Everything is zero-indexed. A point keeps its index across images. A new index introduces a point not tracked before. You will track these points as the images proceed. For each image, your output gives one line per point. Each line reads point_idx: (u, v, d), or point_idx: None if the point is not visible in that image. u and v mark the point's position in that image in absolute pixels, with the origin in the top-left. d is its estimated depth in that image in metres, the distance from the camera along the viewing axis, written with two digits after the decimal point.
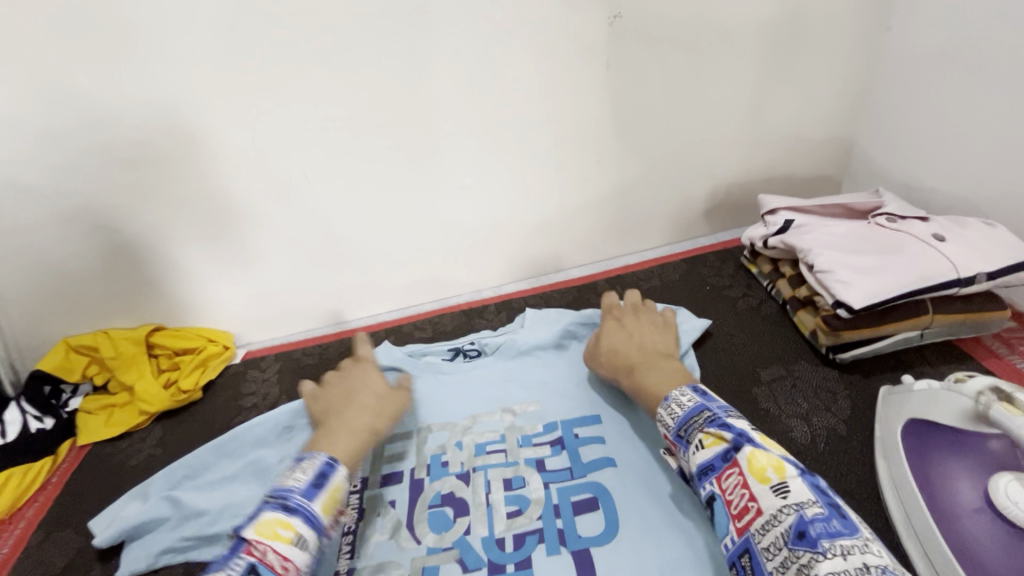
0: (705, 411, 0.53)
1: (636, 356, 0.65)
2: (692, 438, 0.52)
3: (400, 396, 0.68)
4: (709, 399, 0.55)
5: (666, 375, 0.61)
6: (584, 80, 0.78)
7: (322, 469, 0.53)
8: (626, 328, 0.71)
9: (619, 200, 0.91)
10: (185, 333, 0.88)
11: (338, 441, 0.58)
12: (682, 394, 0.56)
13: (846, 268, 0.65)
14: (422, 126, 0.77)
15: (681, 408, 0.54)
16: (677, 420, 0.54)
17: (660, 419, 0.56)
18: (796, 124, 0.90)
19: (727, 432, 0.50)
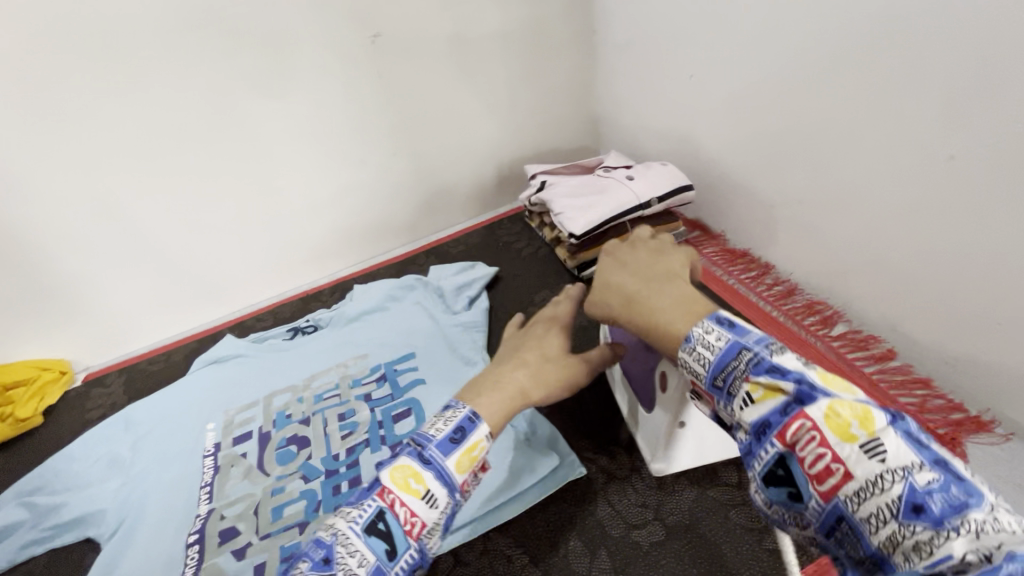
0: (744, 350, 0.40)
1: (632, 286, 0.52)
2: (736, 388, 0.40)
3: (561, 365, 0.57)
4: (760, 342, 0.40)
5: (677, 304, 0.47)
6: (363, 89, 0.94)
7: (461, 423, 0.46)
8: (620, 263, 0.57)
9: (420, 184, 1.09)
10: (14, 366, 0.90)
11: (493, 392, 0.51)
12: (706, 331, 0.42)
13: (572, 209, 0.90)
14: (224, 140, 0.88)
15: (711, 351, 0.41)
16: (710, 367, 0.41)
17: (684, 364, 0.43)
18: (548, 107, 1.15)
19: (784, 380, 0.37)
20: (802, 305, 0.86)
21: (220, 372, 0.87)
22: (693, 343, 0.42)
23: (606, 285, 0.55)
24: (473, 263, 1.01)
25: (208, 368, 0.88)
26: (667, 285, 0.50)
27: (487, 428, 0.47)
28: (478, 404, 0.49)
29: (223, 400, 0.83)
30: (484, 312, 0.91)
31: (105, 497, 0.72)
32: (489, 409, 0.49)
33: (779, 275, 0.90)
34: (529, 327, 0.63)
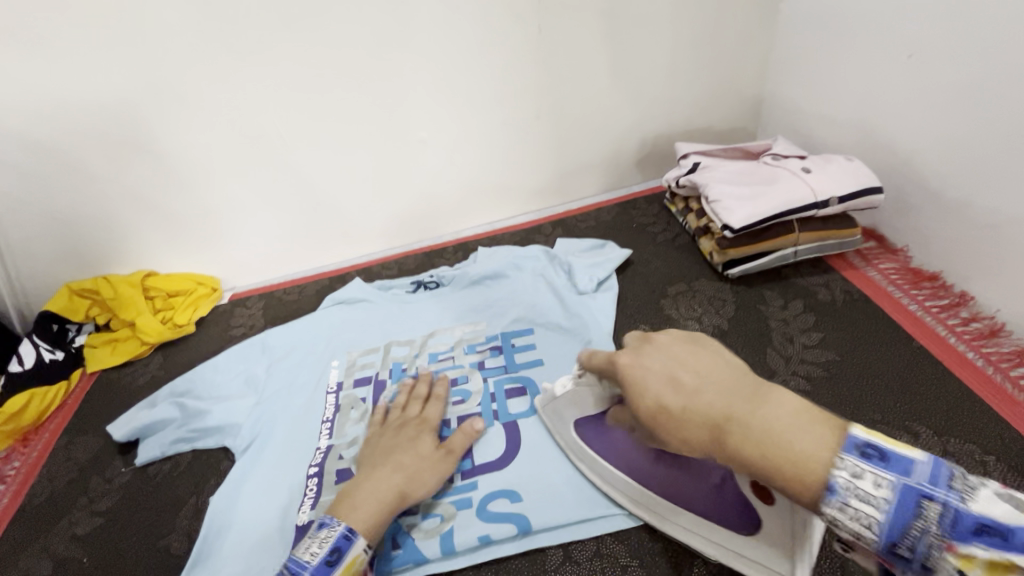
0: (927, 502, 0.33)
1: (718, 410, 0.43)
2: (934, 560, 0.32)
3: (427, 476, 0.61)
4: (938, 482, 0.33)
5: (791, 423, 0.38)
6: (522, 41, 0.89)
7: (337, 544, 0.52)
8: (673, 373, 0.48)
9: (559, 151, 1.04)
10: (177, 277, 0.99)
11: (368, 502, 0.56)
12: (854, 476, 0.35)
13: (731, 197, 0.80)
14: (381, 85, 0.88)
15: (883, 513, 0.33)
16: (882, 529, 0.33)
17: (832, 520, 0.35)
18: (711, 81, 1.03)
19: (1010, 551, 0.31)
20: (1010, 352, 0.69)
21: (346, 314, 0.90)
22: (844, 495, 0.34)
23: (669, 411, 0.46)
24: (604, 243, 0.95)
25: (337, 308, 0.91)
26: (760, 406, 0.40)
27: (364, 543, 0.54)
28: (357, 519, 0.55)
29: (348, 342, 0.86)
30: (613, 298, 0.84)
31: (242, 413, 0.77)
32: (364, 525, 0.55)
33: (978, 310, 0.74)
34: (399, 425, 0.67)
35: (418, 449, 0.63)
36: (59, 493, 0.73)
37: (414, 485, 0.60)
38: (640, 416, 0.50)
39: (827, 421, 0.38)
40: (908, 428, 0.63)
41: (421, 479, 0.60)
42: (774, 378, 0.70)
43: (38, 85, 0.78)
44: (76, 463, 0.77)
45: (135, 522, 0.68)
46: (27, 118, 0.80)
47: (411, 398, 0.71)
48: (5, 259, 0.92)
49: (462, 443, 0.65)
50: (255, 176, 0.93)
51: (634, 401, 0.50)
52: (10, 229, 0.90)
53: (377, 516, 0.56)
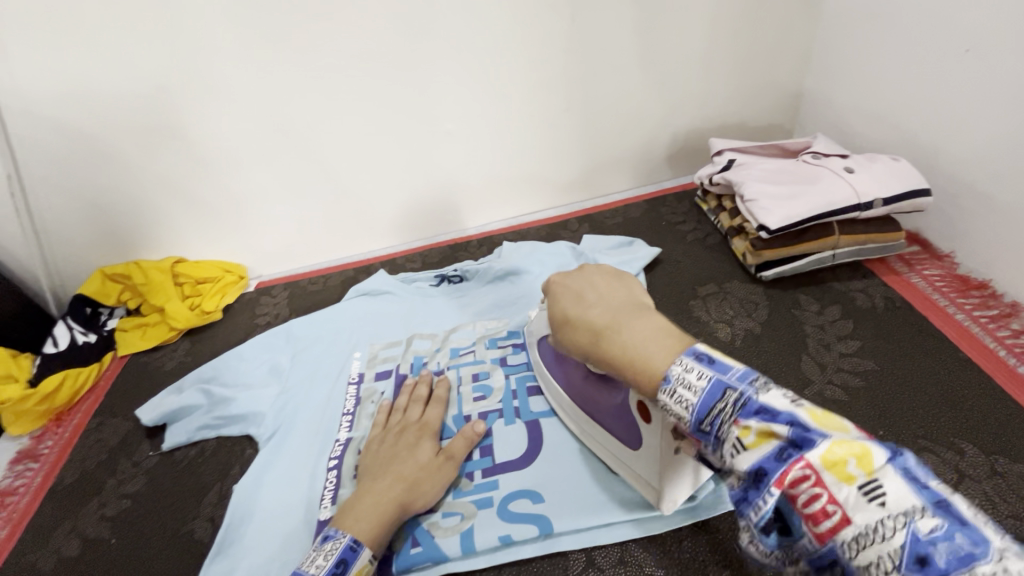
0: (728, 390, 0.36)
1: (604, 320, 0.47)
2: (723, 433, 0.36)
3: (427, 483, 0.60)
4: (743, 378, 0.37)
5: (648, 337, 0.42)
6: (554, 32, 0.87)
7: (343, 555, 0.52)
8: (579, 296, 0.52)
9: (587, 146, 1.02)
10: (205, 264, 1.01)
11: (370, 512, 0.56)
12: (686, 369, 0.38)
13: (768, 197, 0.77)
14: (409, 75, 0.87)
15: (693, 394, 0.37)
16: (694, 412, 0.37)
17: (665, 406, 0.39)
18: (747, 75, 0.99)
19: (775, 423, 0.34)
20: None
21: (369, 305, 0.90)
22: (675, 384, 0.38)
23: (571, 319, 0.50)
24: (631, 240, 0.93)
25: (360, 299, 0.91)
26: (630, 320, 0.45)
27: (369, 554, 0.53)
28: (359, 529, 0.54)
29: (371, 334, 0.86)
30: None
31: (266, 402, 0.78)
32: (369, 536, 0.54)
33: None
34: (398, 430, 0.66)
35: (416, 455, 0.62)
36: (90, 474, 0.75)
37: (412, 492, 0.59)
38: (553, 327, 0.54)
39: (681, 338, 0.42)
40: (953, 444, 0.59)
41: (420, 487, 0.59)
42: (808, 387, 0.67)
43: (74, 72, 0.79)
44: (106, 445, 0.79)
45: (161, 506, 0.69)
46: (63, 105, 0.81)
47: (411, 401, 0.71)
48: (41, 243, 0.94)
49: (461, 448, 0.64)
50: (282, 166, 0.93)
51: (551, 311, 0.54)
52: (46, 214, 0.92)
53: (379, 524, 0.56)
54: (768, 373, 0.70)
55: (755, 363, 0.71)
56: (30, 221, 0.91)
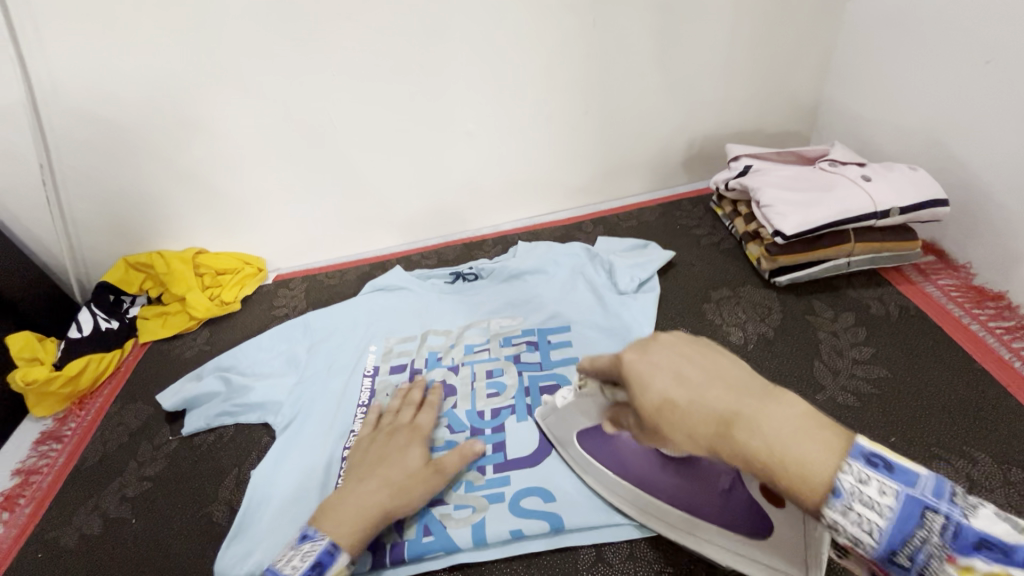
0: (928, 512, 0.34)
1: (725, 406, 0.40)
2: (931, 570, 0.34)
3: (415, 491, 0.59)
4: (938, 494, 0.34)
5: (800, 433, 0.37)
6: (575, 36, 0.88)
7: (320, 557, 0.52)
8: (670, 369, 0.44)
9: (604, 148, 1.03)
10: (226, 255, 1.03)
11: (354, 513, 0.56)
12: (863, 481, 0.35)
13: (784, 203, 0.78)
14: (431, 75, 0.88)
15: (885, 517, 0.34)
16: (884, 537, 0.34)
17: (834, 524, 0.35)
18: (766, 81, 1.00)
19: (1003, 559, 0.32)
20: None
21: (386, 300, 0.92)
22: (848, 499, 0.35)
23: (678, 404, 0.42)
24: (646, 243, 0.94)
25: (377, 294, 0.93)
26: (756, 408, 0.39)
27: (347, 557, 0.53)
28: (342, 532, 0.54)
29: (387, 328, 0.87)
30: (654, 300, 0.83)
31: (283, 391, 0.80)
32: (350, 540, 0.54)
33: None
34: (389, 433, 0.66)
35: (404, 462, 0.61)
36: (112, 455, 0.77)
37: (396, 497, 0.58)
38: (639, 411, 0.46)
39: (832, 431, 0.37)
40: (964, 453, 0.60)
41: (406, 493, 0.59)
42: (820, 392, 0.68)
43: (107, 67, 0.81)
44: (127, 429, 0.81)
45: (180, 489, 0.71)
46: (95, 98, 0.83)
47: (405, 404, 0.71)
48: (68, 230, 0.96)
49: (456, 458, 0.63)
50: (305, 163, 0.95)
51: (635, 394, 0.46)
52: (74, 202, 0.94)
53: (361, 529, 0.55)
54: (781, 378, 0.70)
55: (767, 367, 0.72)
56: (59, 209, 0.94)
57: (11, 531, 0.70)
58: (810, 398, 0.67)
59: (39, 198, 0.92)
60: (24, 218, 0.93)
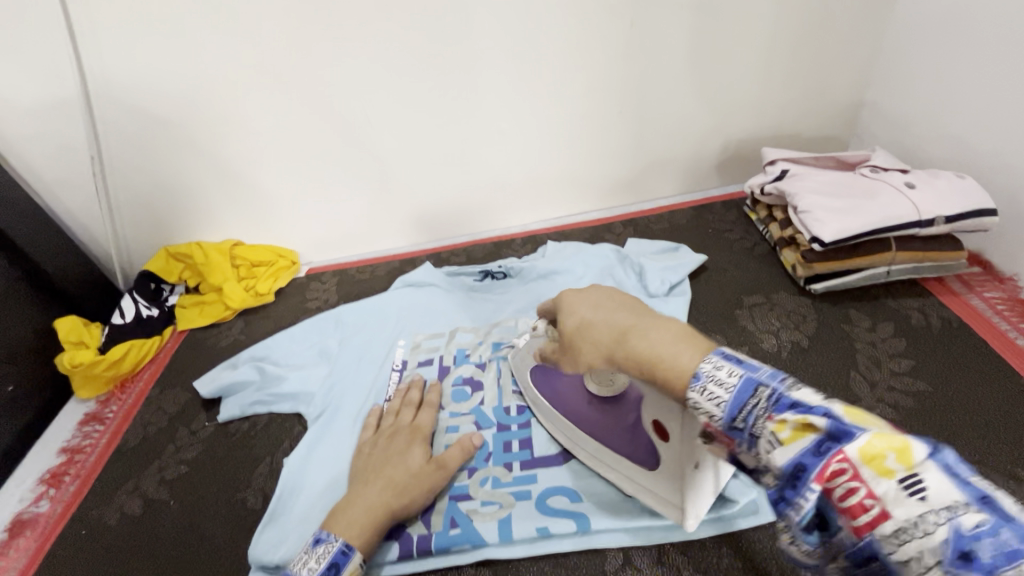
0: (757, 383, 0.35)
1: (627, 320, 0.43)
2: (758, 428, 0.35)
3: (418, 490, 0.60)
4: (774, 376, 0.36)
5: (672, 337, 0.39)
6: (611, 36, 0.88)
7: (335, 559, 0.53)
8: (594, 304, 0.47)
9: (637, 150, 1.02)
10: (261, 248, 1.05)
11: (362, 514, 0.57)
12: (712, 362, 0.37)
13: (823, 208, 0.76)
14: (467, 75, 0.89)
15: (719, 386, 0.36)
16: (726, 409, 0.36)
17: (693, 404, 0.37)
18: (806, 84, 0.98)
19: (811, 414, 0.33)
20: None
21: (415, 296, 0.93)
22: (706, 382, 0.36)
23: (592, 322, 0.45)
24: (677, 247, 0.93)
25: (407, 289, 0.94)
26: (648, 322, 0.41)
27: (359, 558, 0.54)
28: (352, 533, 0.55)
29: (416, 324, 0.88)
30: (684, 304, 0.82)
31: (315, 382, 0.81)
32: (359, 540, 0.55)
33: None
34: (391, 433, 0.67)
35: (406, 461, 0.62)
36: (151, 438, 0.80)
37: (401, 497, 0.59)
38: (563, 337, 0.49)
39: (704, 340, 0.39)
40: (1010, 473, 0.58)
41: (411, 493, 0.60)
42: (857, 404, 0.66)
43: (156, 63, 0.83)
44: (166, 413, 0.83)
45: (216, 474, 0.73)
46: (144, 92, 0.86)
47: (404, 404, 0.72)
48: (114, 220, 1.00)
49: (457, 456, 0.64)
50: (340, 159, 0.97)
51: (561, 318, 0.49)
52: (120, 193, 0.97)
53: (370, 529, 0.56)
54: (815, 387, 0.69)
55: (801, 376, 0.71)
56: (106, 199, 0.97)
57: (58, 507, 0.73)
58: None
59: (88, 188, 0.95)
60: (73, 207, 0.97)
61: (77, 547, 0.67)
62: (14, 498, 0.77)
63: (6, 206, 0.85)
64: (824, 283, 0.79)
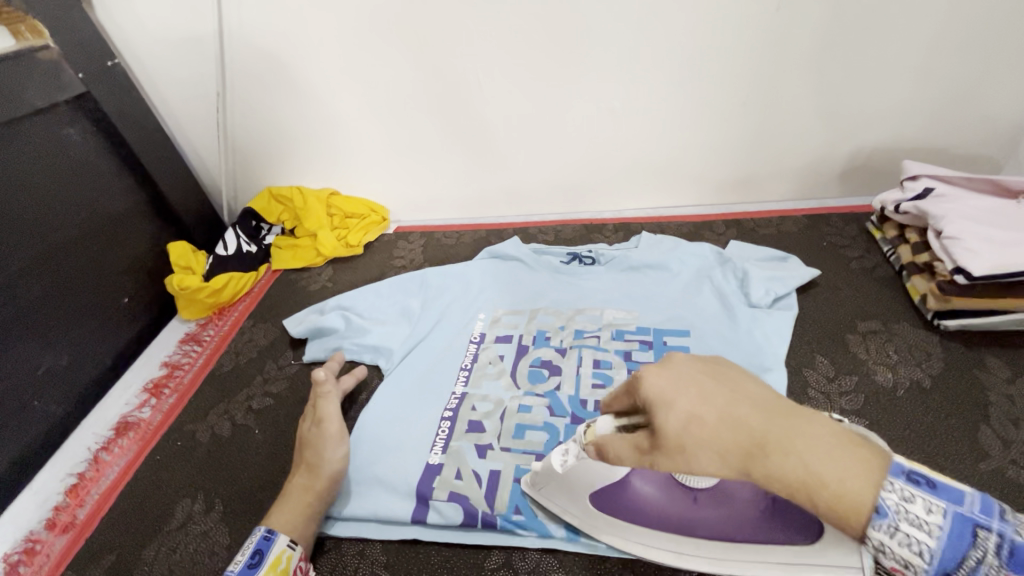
0: (982, 531, 0.31)
1: (756, 423, 0.36)
2: None
3: (317, 458, 0.62)
4: (988, 512, 0.32)
5: (828, 449, 0.34)
6: (750, 18, 0.80)
7: (257, 546, 0.54)
8: (703, 395, 0.39)
9: (753, 146, 0.94)
10: (357, 201, 1.08)
11: (282, 506, 0.60)
12: (905, 498, 0.32)
13: (975, 237, 0.68)
14: (585, 48, 0.85)
15: (932, 534, 0.32)
16: (935, 559, 0.32)
17: (878, 544, 0.33)
18: (967, 94, 0.86)
19: None
20: None
21: (500, 269, 0.91)
22: (895, 519, 0.32)
23: (705, 421, 0.38)
24: (786, 256, 0.86)
25: (492, 261, 0.93)
26: (794, 432, 0.35)
27: (286, 539, 0.56)
28: (278, 523, 0.58)
29: (496, 298, 0.87)
30: (790, 319, 0.75)
31: (396, 339, 0.82)
32: (288, 526, 0.58)
33: None
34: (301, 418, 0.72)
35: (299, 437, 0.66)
36: (243, 366, 0.84)
37: (306, 472, 0.62)
38: (657, 431, 0.41)
39: (865, 445, 0.35)
40: None
41: (311, 460, 0.62)
42: (984, 461, 0.59)
43: (285, 7, 0.85)
44: (257, 345, 0.88)
45: (297, 411, 0.76)
46: (269, 34, 0.88)
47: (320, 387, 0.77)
48: (228, 155, 1.05)
49: (332, 406, 0.66)
50: (444, 121, 0.96)
51: (654, 414, 0.41)
52: (236, 130, 1.02)
53: (296, 513, 0.59)
54: (933, 433, 0.62)
55: (915, 418, 0.64)
56: (222, 135, 1.03)
57: (157, 416, 0.80)
58: (969, 464, 0.59)
59: (210, 123, 1.01)
60: (195, 139, 1.03)
61: (171, 456, 0.73)
62: (122, 401, 0.84)
63: (140, 132, 0.91)
64: (956, 320, 0.71)
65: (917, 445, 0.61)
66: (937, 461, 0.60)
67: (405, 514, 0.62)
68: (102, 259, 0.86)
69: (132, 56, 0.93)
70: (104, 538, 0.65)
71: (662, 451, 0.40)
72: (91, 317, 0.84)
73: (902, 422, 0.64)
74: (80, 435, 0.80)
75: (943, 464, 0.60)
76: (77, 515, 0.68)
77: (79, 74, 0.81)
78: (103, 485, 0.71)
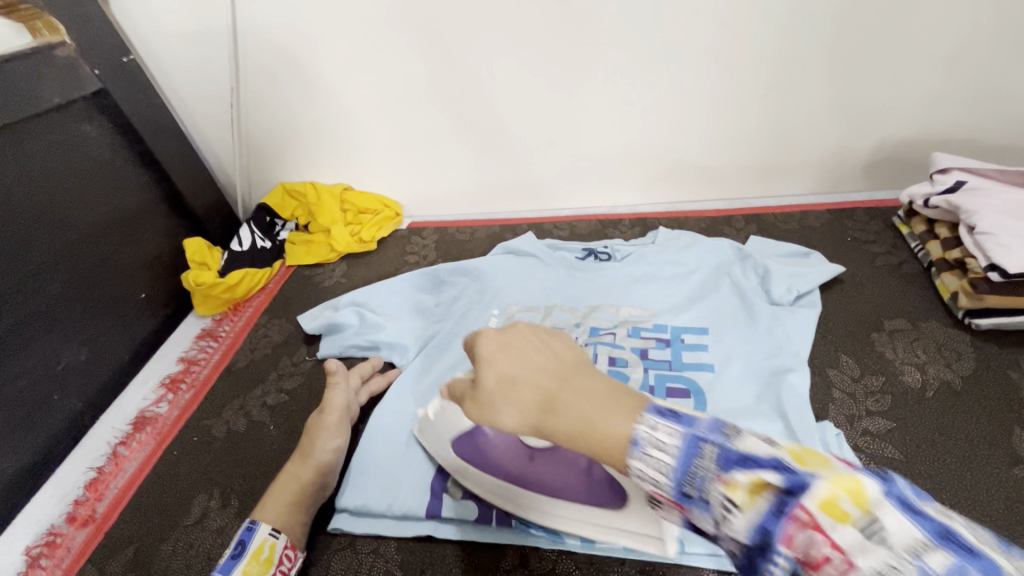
0: (702, 446, 0.34)
1: (552, 384, 0.42)
2: (710, 493, 0.33)
3: (310, 446, 0.64)
4: (712, 428, 0.35)
5: (599, 397, 0.39)
6: (774, 6, 0.77)
7: (240, 537, 0.55)
8: (521, 357, 0.46)
9: (774, 139, 0.92)
10: (370, 196, 1.07)
11: (271, 498, 0.59)
12: (652, 429, 0.35)
13: (1011, 233, 0.65)
14: (602, 39, 0.83)
15: (664, 453, 0.34)
16: (672, 475, 0.34)
17: (637, 473, 0.35)
18: (1003, 83, 0.82)
19: (762, 472, 0.32)
20: None
21: (514, 265, 0.90)
22: (645, 447, 0.35)
23: (516, 380, 0.43)
24: (808, 252, 0.84)
25: (505, 257, 0.91)
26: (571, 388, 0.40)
27: (269, 527, 0.56)
28: (265, 515, 0.58)
29: (510, 293, 0.86)
30: (813, 317, 0.73)
31: (410, 335, 0.82)
32: (273, 517, 0.58)
33: None
34: None
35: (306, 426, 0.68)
36: (257, 362, 0.85)
37: (298, 461, 0.63)
38: (480, 388, 0.46)
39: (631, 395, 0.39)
40: None
41: (305, 448, 0.64)
42: (1019, 465, 0.57)
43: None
44: (271, 341, 0.88)
45: (311, 408, 0.76)
46: (282, 27, 0.87)
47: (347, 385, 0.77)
48: (242, 150, 1.06)
49: (337, 396, 0.68)
50: (458, 115, 0.95)
51: (480, 370, 0.47)
52: (250, 125, 1.02)
53: (281, 503, 0.59)
54: (964, 436, 0.60)
55: (945, 420, 0.62)
56: (237, 131, 1.03)
57: (174, 411, 0.80)
58: (1003, 469, 0.57)
59: (225, 118, 1.01)
60: (210, 134, 1.04)
61: (187, 451, 0.73)
62: (140, 396, 0.85)
63: (155, 128, 0.91)
64: (989, 319, 0.68)
65: (947, 448, 0.59)
66: (968, 464, 0.58)
67: (420, 508, 0.61)
68: (119, 255, 0.87)
69: (148, 53, 0.93)
70: (123, 532, 0.65)
71: (480, 407, 0.45)
72: (109, 312, 0.85)
73: (930, 424, 0.62)
74: (99, 430, 0.81)
75: (976, 468, 0.57)
76: (97, 509, 0.69)
77: (95, 70, 0.81)
78: (121, 478, 0.72)
